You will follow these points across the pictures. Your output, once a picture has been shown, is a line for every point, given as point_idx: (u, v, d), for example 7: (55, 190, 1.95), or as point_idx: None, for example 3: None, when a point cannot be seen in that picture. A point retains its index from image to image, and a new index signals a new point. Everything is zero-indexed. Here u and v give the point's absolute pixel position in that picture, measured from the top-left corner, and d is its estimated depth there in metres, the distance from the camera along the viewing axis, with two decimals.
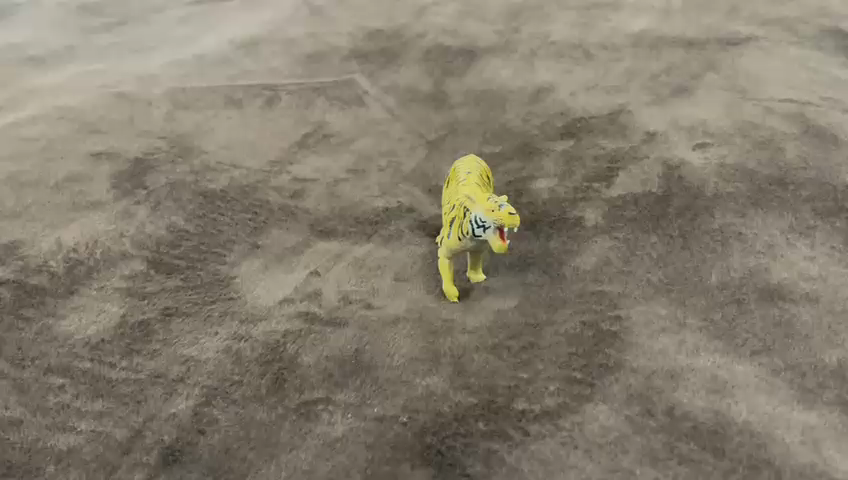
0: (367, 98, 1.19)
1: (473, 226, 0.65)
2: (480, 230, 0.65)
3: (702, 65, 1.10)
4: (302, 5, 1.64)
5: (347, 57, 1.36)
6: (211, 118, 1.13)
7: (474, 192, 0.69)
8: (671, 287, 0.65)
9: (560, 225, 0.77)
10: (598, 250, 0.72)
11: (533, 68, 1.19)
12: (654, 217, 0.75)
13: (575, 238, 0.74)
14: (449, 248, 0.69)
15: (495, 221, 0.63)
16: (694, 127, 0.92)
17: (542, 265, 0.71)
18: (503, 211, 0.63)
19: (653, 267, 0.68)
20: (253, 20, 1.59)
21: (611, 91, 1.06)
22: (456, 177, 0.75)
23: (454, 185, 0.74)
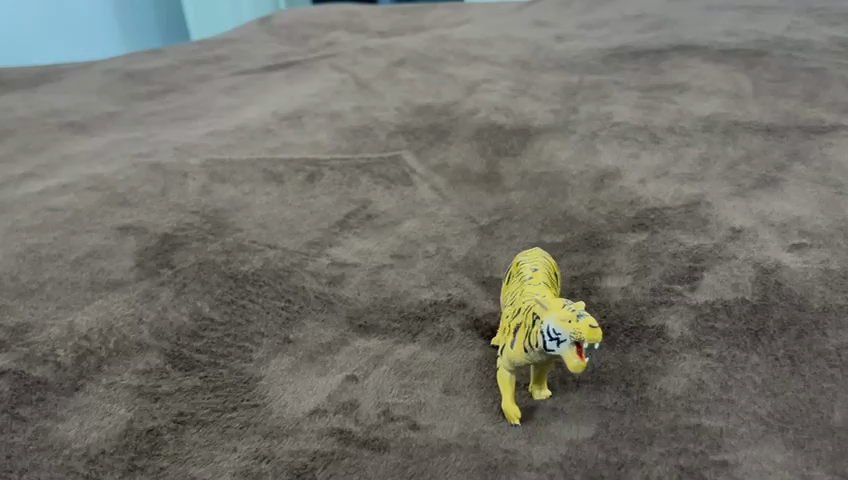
0: (415, 177, 1.11)
1: (543, 338, 0.55)
2: (551, 343, 0.54)
3: (785, 154, 1.00)
4: (349, 80, 1.60)
5: (395, 133, 1.29)
6: (249, 193, 1.06)
7: (544, 296, 0.60)
8: (785, 425, 0.55)
9: (638, 335, 0.66)
10: (688, 371, 0.61)
11: (594, 151, 1.10)
12: (752, 331, 0.64)
13: (657, 353, 0.63)
14: (511, 359, 0.59)
15: (572, 334, 0.53)
16: (786, 225, 0.81)
17: (620, 383, 0.61)
18: (583, 323, 0.53)
19: (760, 397, 0.57)
20: (299, 92, 1.55)
21: (686, 179, 0.96)
22: (521, 277, 0.66)
23: (519, 285, 0.64)
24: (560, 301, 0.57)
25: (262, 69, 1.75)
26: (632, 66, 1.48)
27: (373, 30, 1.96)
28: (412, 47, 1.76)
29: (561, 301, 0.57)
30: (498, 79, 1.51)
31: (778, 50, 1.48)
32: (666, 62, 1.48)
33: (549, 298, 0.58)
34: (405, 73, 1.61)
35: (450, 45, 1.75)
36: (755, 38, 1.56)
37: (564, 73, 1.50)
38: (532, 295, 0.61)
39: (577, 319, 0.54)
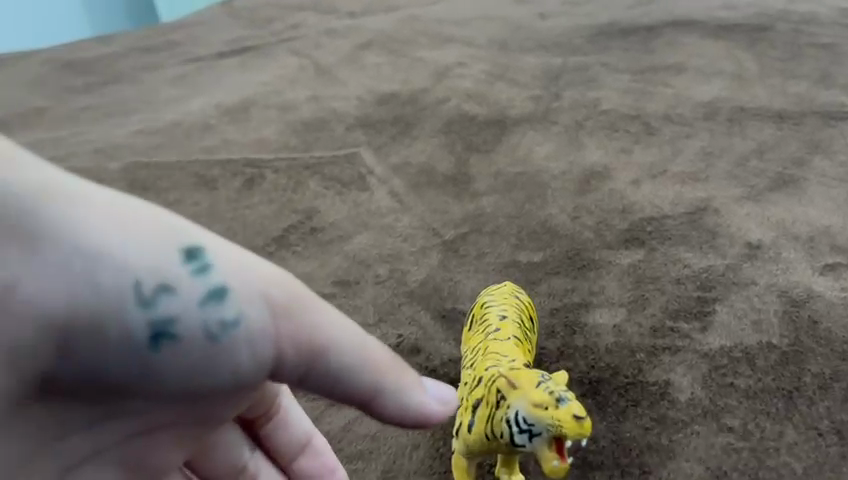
0: (371, 181, 0.95)
1: (510, 427, 0.41)
2: (519, 435, 0.41)
3: (803, 146, 0.85)
4: (308, 66, 1.43)
5: (352, 128, 1.13)
6: (173, 204, 0.90)
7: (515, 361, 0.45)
8: None
9: (635, 394, 0.51)
10: (702, 456, 0.47)
11: (580, 145, 0.95)
12: (785, 391, 0.50)
13: (660, 422, 0.49)
14: (466, 443, 0.44)
15: (550, 427, 0.40)
16: (814, 238, 0.66)
17: (614, 470, 0.46)
18: (566, 413, 0.40)
19: None
20: (250, 81, 1.38)
21: (688, 179, 0.81)
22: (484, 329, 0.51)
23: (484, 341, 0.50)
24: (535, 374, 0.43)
25: (213, 55, 1.57)
26: (621, 45, 1.32)
27: (339, 10, 1.78)
28: (380, 28, 1.59)
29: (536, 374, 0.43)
30: (473, 62, 1.34)
31: (784, 24, 1.32)
32: (660, 39, 1.32)
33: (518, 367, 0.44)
34: (370, 57, 1.44)
35: (421, 25, 1.58)
36: (758, 10, 1.41)
37: (546, 53, 1.34)
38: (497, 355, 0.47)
39: (556, 404, 0.40)
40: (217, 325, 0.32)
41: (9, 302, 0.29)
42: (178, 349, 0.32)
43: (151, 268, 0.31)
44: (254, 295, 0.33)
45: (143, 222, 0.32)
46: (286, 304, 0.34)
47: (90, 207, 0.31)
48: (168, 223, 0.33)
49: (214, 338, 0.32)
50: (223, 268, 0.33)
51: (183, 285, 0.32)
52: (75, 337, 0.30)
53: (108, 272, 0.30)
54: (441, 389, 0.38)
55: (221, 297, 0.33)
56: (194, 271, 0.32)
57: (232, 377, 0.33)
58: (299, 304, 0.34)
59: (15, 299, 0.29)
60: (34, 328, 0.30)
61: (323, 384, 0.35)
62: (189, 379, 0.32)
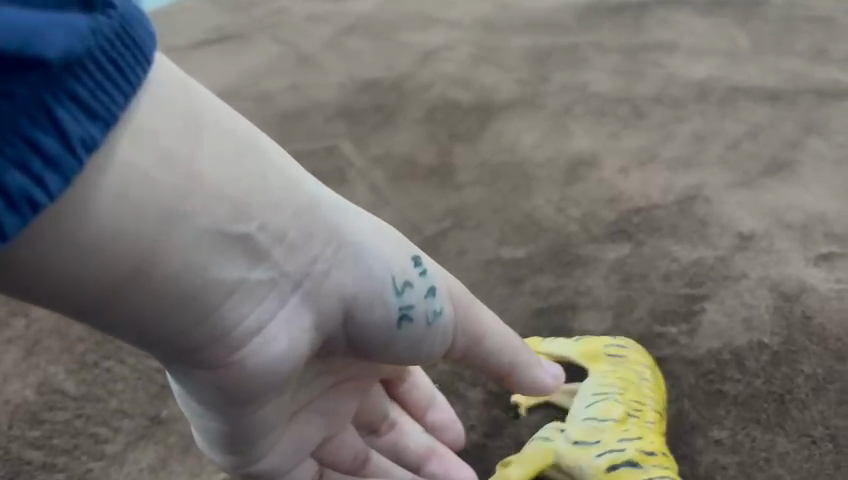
0: (351, 174, 0.93)
1: None
2: None
3: (797, 127, 0.82)
4: (289, 53, 1.39)
5: (334, 119, 1.10)
6: None
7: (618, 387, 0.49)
8: None
9: None
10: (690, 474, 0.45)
11: (566, 130, 0.92)
12: (777, 396, 0.48)
13: None
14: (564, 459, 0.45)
15: None
16: (808, 225, 0.63)
17: None
18: None
19: None
20: (230, 71, 1.35)
21: (677, 166, 0.78)
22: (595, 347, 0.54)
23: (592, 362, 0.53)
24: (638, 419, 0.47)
25: (192, 44, 1.54)
26: (611, 22, 1.28)
27: None
28: (363, 11, 1.55)
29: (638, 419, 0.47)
30: (458, 44, 1.31)
31: None
32: (650, 15, 1.28)
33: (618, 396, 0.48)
34: (353, 42, 1.41)
35: (406, 5, 1.54)
36: None
37: (533, 34, 1.31)
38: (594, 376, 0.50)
39: None
40: (433, 310, 0.42)
41: (321, 288, 0.39)
42: (413, 326, 0.42)
43: (404, 267, 0.41)
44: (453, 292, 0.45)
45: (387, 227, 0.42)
46: (465, 297, 0.46)
47: (353, 218, 0.40)
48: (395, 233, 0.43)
49: (436, 324, 0.43)
50: (434, 270, 0.44)
51: (415, 279, 0.42)
52: (356, 316, 0.41)
53: (375, 260, 0.40)
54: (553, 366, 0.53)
55: (434, 294, 0.43)
56: (419, 268, 0.42)
57: (433, 348, 0.44)
58: (469, 298, 0.46)
59: (326, 285, 0.39)
60: (325, 311, 0.39)
61: (479, 359, 0.47)
62: (416, 347, 0.43)
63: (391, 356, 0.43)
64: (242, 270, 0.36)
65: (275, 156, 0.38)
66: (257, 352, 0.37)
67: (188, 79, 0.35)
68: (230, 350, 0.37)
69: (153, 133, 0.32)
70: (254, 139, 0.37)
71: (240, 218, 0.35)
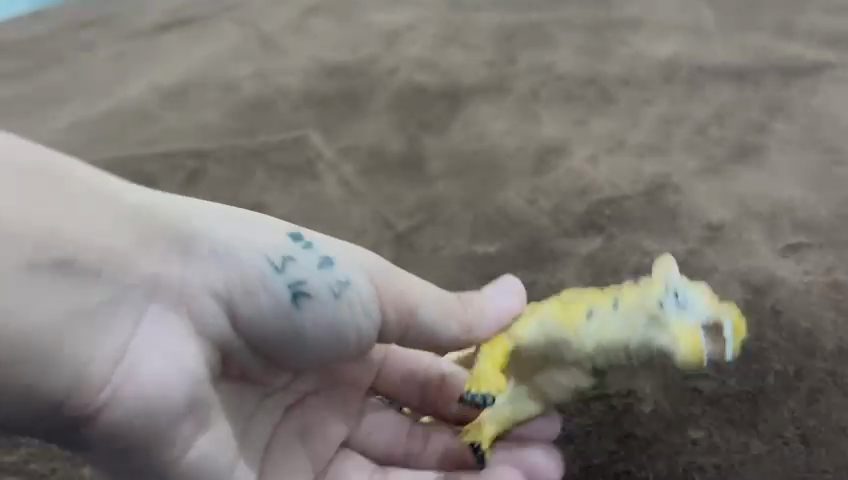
0: (321, 167, 0.92)
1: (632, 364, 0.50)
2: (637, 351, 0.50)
3: (763, 108, 0.82)
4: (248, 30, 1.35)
5: (300, 108, 1.08)
6: None
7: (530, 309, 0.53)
8: None
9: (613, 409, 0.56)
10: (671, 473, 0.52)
11: (535, 117, 0.92)
12: (749, 395, 0.54)
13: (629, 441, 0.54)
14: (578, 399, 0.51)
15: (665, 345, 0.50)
16: (776, 214, 0.65)
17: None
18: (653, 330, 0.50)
19: None
20: (189, 53, 1.31)
21: (646, 152, 0.79)
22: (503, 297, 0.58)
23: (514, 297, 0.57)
24: (579, 312, 0.51)
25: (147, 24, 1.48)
26: None
27: None
28: None
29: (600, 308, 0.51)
30: (424, 20, 1.28)
31: None
32: None
33: (522, 323, 0.52)
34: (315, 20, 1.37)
35: None
36: None
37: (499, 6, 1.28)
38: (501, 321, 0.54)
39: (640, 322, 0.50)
40: (332, 279, 0.56)
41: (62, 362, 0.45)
42: (311, 302, 0.55)
43: (212, 287, 0.53)
44: (347, 264, 0.57)
45: (253, 237, 0.55)
46: (368, 273, 0.57)
47: (209, 243, 0.53)
48: (275, 233, 0.56)
49: (346, 293, 0.56)
50: (293, 259, 0.55)
51: (297, 256, 0.55)
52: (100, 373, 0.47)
53: (118, 312, 0.48)
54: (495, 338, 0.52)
55: (330, 266, 0.56)
56: (286, 265, 0.55)
57: None
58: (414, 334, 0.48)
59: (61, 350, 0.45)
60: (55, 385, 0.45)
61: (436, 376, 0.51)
62: (318, 327, 0.55)
63: (308, 350, 0.57)
64: (108, 347, 0.47)
65: (169, 214, 0.52)
66: (123, 386, 0.47)
67: (126, 195, 0.51)
68: (109, 417, 0.47)
69: (19, 230, 0.44)
70: (147, 206, 0.51)
71: (54, 269, 0.45)
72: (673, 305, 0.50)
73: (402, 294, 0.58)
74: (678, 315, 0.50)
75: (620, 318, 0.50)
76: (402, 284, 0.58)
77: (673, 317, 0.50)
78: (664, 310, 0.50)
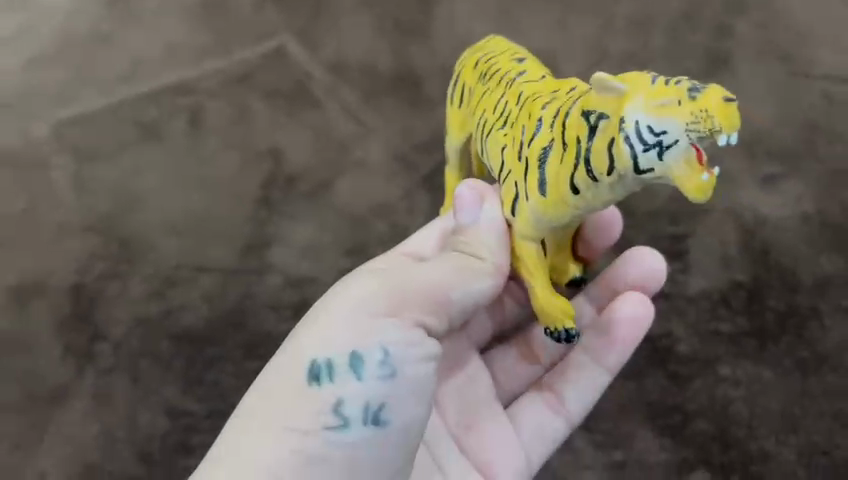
0: (316, 89, 0.94)
1: (631, 141, 0.39)
2: (645, 140, 0.38)
3: (723, 0, 0.91)
4: None
5: (261, 3, 1.04)
6: (131, 174, 0.87)
7: (498, 160, 0.49)
8: (795, 427, 0.66)
9: (653, 344, 0.69)
10: (704, 388, 0.68)
11: (515, 19, 0.96)
12: (757, 332, 0.69)
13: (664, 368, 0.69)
14: (530, 203, 0.46)
15: (686, 126, 0.37)
16: (753, 142, 0.78)
17: (656, 413, 0.67)
18: (660, 92, 0.38)
19: (775, 420, 0.66)
20: None
21: (629, 64, 0.88)
22: (470, 90, 0.55)
23: (476, 78, 0.55)
24: (554, 195, 0.44)
25: None
26: None
27: None
28: None
29: (551, 181, 0.44)
30: None
31: None
32: None
33: (521, 215, 0.47)
34: None
35: None
36: None
37: None
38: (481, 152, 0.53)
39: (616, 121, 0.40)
40: (377, 359, 0.45)
41: None
42: (389, 409, 0.46)
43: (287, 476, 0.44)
44: (361, 330, 0.46)
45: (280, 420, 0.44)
46: (385, 306, 0.47)
47: (311, 405, 0.44)
48: (386, 317, 0.47)
49: (392, 354, 0.46)
50: (307, 384, 0.45)
51: (323, 390, 0.45)
52: None
53: None
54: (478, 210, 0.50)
55: (358, 364, 0.45)
56: (358, 370, 0.45)
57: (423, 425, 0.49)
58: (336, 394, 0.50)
59: None
60: None
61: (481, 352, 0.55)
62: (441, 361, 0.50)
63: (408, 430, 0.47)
64: None
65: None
66: None
67: (246, 397, 0.46)
68: None
69: None
70: None
71: None
72: (646, 147, 0.38)
73: (454, 304, 0.50)
74: (666, 159, 0.38)
75: (600, 183, 0.42)
76: (453, 290, 0.49)
77: (663, 163, 0.38)
78: (644, 171, 0.39)
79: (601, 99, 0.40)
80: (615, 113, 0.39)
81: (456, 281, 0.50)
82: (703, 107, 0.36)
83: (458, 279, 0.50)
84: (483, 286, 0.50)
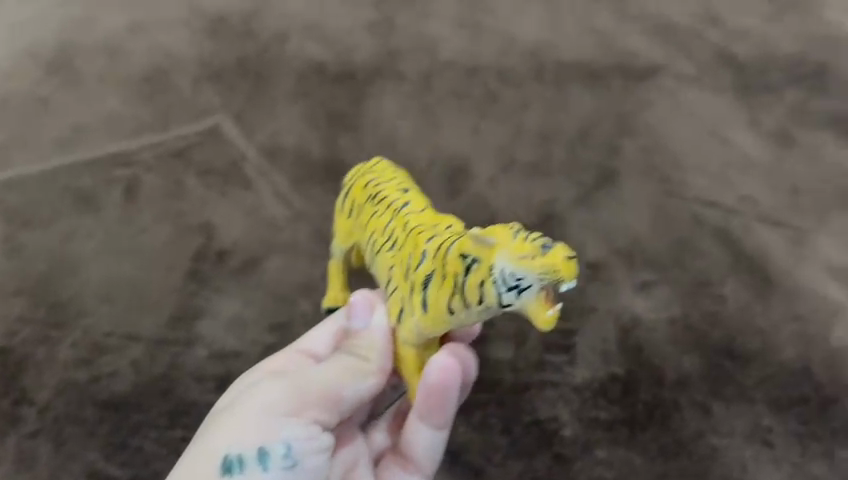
0: (249, 171, 1.01)
1: (496, 284, 0.44)
2: (506, 285, 0.44)
3: (614, 123, 1.05)
4: None
5: (201, 83, 1.11)
6: (66, 241, 0.92)
7: (387, 276, 0.56)
8: None
9: (542, 428, 0.80)
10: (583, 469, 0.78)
11: (435, 121, 1.06)
12: (628, 421, 0.80)
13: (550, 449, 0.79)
14: (419, 319, 0.52)
15: (539, 276, 0.42)
16: (632, 253, 0.92)
17: None
18: (517, 245, 0.43)
19: None
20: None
21: (533, 173, 1.00)
22: (361, 208, 0.61)
23: (365, 197, 0.60)
24: (436, 314, 0.51)
25: None
26: None
27: None
28: None
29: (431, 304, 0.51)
30: None
31: None
32: None
33: (407, 325, 0.54)
34: None
35: None
36: None
37: None
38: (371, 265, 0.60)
39: (480, 263, 0.46)
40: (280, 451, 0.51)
41: None
42: None
43: None
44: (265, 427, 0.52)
45: None
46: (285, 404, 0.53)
47: None
48: (287, 416, 0.53)
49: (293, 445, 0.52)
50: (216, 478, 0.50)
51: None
52: None
53: None
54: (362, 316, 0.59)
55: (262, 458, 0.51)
56: (264, 461, 0.51)
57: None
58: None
59: None
60: None
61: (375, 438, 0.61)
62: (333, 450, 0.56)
63: None
64: None
65: None
66: None
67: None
68: None
69: None
70: None
71: None
72: (508, 290, 0.44)
73: (345, 400, 0.57)
74: (522, 297, 0.44)
75: (471, 309, 0.48)
76: (343, 390, 0.57)
77: (520, 300, 0.44)
78: (507, 305, 0.45)
79: (474, 245, 0.46)
80: (484, 258, 0.45)
81: (346, 382, 0.57)
82: (551, 262, 0.42)
83: (347, 380, 0.57)
84: (368, 386, 0.58)
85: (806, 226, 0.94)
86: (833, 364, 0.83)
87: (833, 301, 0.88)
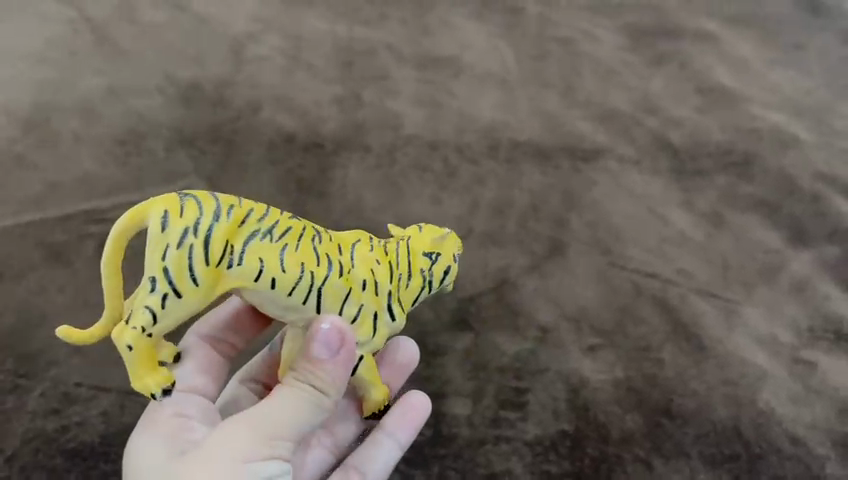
0: None
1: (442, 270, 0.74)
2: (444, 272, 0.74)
3: (563, 199, 1.13)
4: (78, 21, 1.32)
5: (173, 146, 1.15)
6: (38, 295, 0.95)
7: (355, 299, 0.65)
8: None
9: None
10: None
11: (397, 192, 1.13)
12: (574, 473, 0.86)
13: None
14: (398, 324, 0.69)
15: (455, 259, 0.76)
16: (579, 318, 0.99)
17: None
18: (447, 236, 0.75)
19: None
20: (19, 48, 1.26)
21: (489, 243, 1.07)
22: (244, 249, 0.60)
23: (246, 235, 0.60)
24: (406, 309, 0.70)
25: None
26: (399, 15, 1.40)
27: None
28: None
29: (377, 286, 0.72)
30: (263, 29, 1.34)
31: None
32: (432, 15, 1.41)
33: (381, 331, 0.68)
34: (146, 8, 1.36)
35: None
36: None
37: (333, 16, 1.38)
38: (286, 302, 0.62)
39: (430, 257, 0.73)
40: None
41: None
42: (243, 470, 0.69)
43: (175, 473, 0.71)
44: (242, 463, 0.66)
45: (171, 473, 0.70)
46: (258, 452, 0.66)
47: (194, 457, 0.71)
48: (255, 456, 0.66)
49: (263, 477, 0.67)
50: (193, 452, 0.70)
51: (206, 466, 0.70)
52: None
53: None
54: (332, 333, 0.64)
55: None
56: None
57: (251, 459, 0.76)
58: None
59: None
60: None
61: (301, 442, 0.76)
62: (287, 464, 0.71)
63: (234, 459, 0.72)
64: None
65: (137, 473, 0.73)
66: None
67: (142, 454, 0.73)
68: None
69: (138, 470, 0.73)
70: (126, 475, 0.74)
71: None
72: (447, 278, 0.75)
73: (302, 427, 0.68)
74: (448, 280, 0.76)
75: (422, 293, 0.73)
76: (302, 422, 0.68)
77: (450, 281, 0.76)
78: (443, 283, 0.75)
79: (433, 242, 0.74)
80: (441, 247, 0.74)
81: (304, 413, 0.68)
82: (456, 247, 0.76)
83: (302, 414, 0.68)
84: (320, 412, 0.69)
85: (736, 298, 1.03)
86: (761, 423, 0.91)
87: (760, 366, 0.96)
